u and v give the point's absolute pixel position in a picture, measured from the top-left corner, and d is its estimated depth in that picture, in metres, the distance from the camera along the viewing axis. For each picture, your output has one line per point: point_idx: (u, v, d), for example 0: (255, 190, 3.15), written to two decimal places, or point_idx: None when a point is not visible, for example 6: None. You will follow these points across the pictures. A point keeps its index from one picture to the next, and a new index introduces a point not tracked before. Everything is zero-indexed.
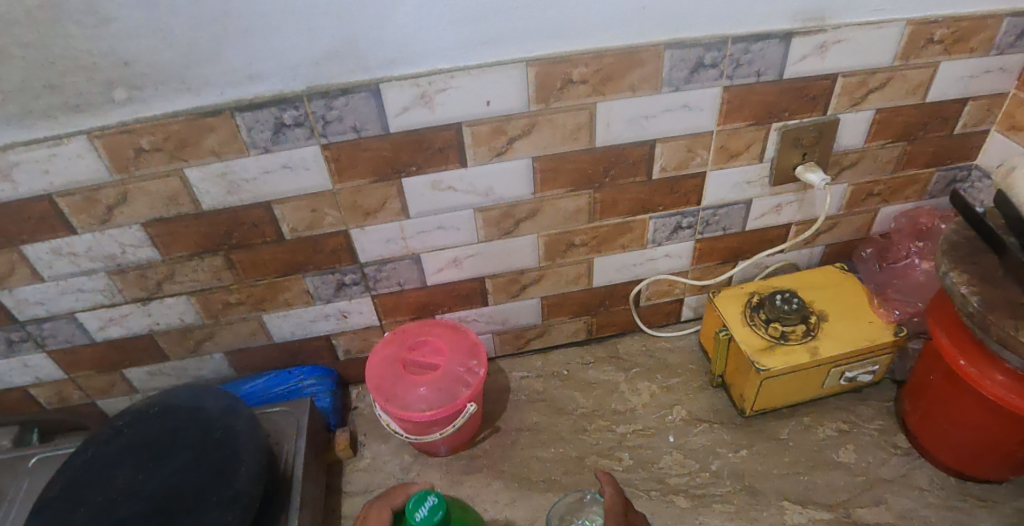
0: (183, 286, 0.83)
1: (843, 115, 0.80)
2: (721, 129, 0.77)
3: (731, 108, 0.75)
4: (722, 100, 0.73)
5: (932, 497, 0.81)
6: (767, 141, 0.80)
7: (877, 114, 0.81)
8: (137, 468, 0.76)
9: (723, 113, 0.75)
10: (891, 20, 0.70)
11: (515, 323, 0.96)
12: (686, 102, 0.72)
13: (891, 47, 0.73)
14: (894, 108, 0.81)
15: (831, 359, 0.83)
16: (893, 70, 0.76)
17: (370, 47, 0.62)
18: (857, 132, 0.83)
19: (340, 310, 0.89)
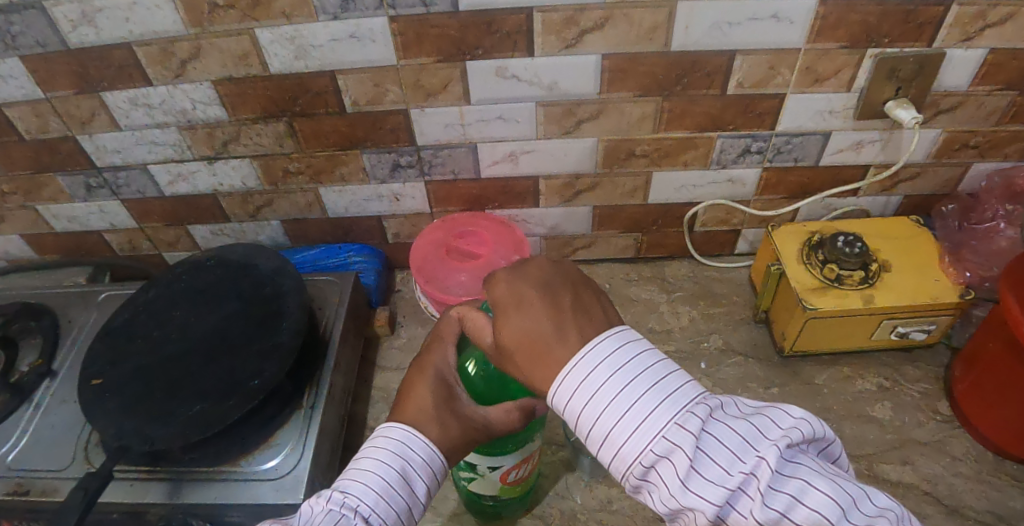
0: (246, 149, 0.85)
1: (951, 49, 0.69)
2: (809, 47, 0.68)
3: (825, 25, 0.66)
4: (816, 15, 0.65)
5: (964, 467, 0.78)
6: (859, 69, 0.71)
7: (990, 54, 0.70)
8: (193, 310, 0.84)
9: (814, 30, 0.67)
10: None
11: (564, 229, 0.95)
12: (776, 11, 0.64)
13: None
14: (1013, 51, 0.70)
15: (885, 310, 0.79)
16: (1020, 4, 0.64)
17: None
18: (963, 73, 0.73)
19: (394, 193, 0.90)
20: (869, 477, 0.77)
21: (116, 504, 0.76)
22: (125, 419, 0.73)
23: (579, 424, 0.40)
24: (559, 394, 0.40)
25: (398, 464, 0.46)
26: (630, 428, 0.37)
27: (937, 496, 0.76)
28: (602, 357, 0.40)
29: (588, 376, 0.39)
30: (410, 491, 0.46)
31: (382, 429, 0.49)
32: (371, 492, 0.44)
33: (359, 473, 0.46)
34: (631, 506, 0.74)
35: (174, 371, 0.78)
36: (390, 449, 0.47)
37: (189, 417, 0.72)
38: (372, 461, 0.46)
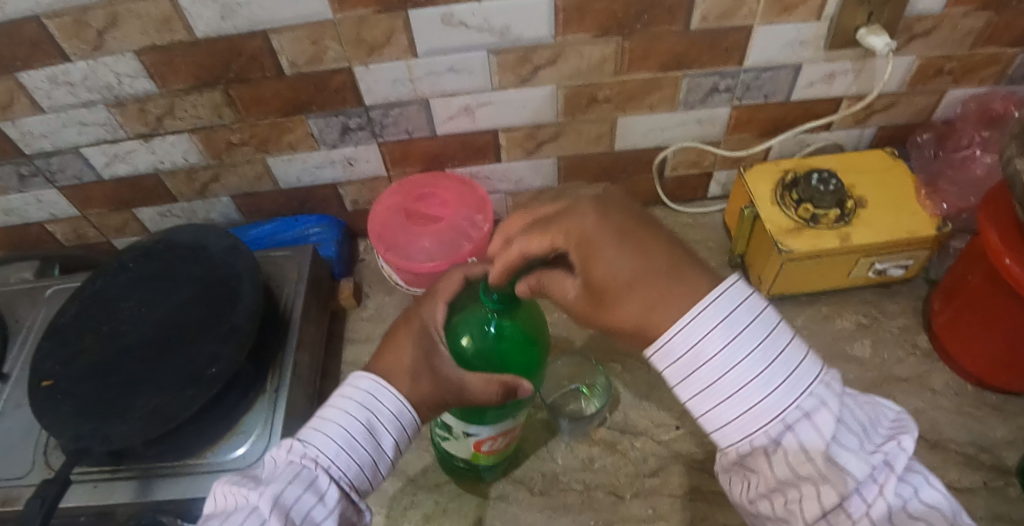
0: (184, 123, 0.79)
1: None
2: None
3: None
4: None
5: (945, 400, 0.78)
6: None
7: None
8: (142, 300, 0.79)
9: None
10: None
11: (530, 183, 0.91)
12: None
13: None
14: None
15: (862, 247, 0.76)
16: None
17: None
18: None
19: (347, 158, 0.85)
20: None
21: (81, 506, 0.73)
22: (80, 420, 0.69)
23: (690, 370, 0.36)
24: (678, 341, 0.36)
25: (362, 415, 0.47)
26: (760, 379, 0.35)
27: (919, 431, 0.76)
28: (738, 306, 0.35)
29: (723, 319, 0.35)
30: (375, 443, 0.47)
31: (350, 382, 0.49)
32: (334, 441, 0.45)
33: (322, 423, 0.46)
34: (613, 463, 0.73)
35: (128, 366, 0.74)
36: (358, 401, 0.48)
37: (147, 412, 0.69)
38: (336, 411, 0.47)
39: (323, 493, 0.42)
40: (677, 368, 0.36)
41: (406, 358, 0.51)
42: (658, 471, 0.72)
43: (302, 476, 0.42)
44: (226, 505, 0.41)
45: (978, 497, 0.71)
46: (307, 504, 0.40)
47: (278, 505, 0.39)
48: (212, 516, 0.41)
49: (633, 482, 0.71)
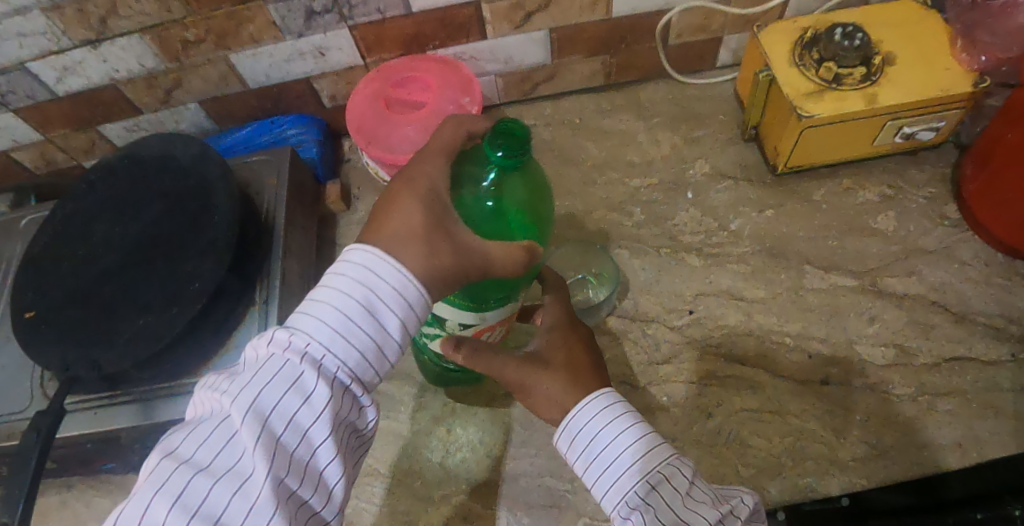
0: (131, 21, 0.70)
1: None
2: None
3: None
4: None
5: (973, 272, 0.73)
6: None
7: None
8: (114, 220, 0.73)
9: None
10: None
11: (520, 62, 0.81)
12: None
13: None
14: None
15: (891, 109, 0.69)
16: None
17: None
18: None
19: (316, 47, 0.76)
20: (875, 294, 0.72)
21: (84, 435, 0.68)
22: (67, 348, 0.65)
23: (578, 448, 0.45)
24: (571, 421, 0.46)
25: (355, 293, 0.38)
26: (618, 471, 0.42)
27: (946, 305, 0.71)
28: (611, 407, 0.45)
29: (602, 418, 0.45)
30: (374, 323, 0.39)
31: (346, 249, 0.40)
32: (320, 330, 0.38)
33: (313, 305, 0.39)
34: (624, 352, 0.70)
35: (107, 288, 0.68)
36: (350, 276, 0.39)
37: (133, 332, 0.64)
38: (328, 288, 0.39)
39: (310, 393, 0.37)
40: (573, 450, 0.45)
41: (411, 220, 0.41)
42: (670, 359, 0.69)
43: (283, 375, 0.37)
44: (213, 404, 0.39)
45: (1003, 370, 0.66)
46: (286, 410, 0.36)
47: (249, 417, 0.35)
48: (205, 412, 0.39)
49: (646, 371, 0.68)
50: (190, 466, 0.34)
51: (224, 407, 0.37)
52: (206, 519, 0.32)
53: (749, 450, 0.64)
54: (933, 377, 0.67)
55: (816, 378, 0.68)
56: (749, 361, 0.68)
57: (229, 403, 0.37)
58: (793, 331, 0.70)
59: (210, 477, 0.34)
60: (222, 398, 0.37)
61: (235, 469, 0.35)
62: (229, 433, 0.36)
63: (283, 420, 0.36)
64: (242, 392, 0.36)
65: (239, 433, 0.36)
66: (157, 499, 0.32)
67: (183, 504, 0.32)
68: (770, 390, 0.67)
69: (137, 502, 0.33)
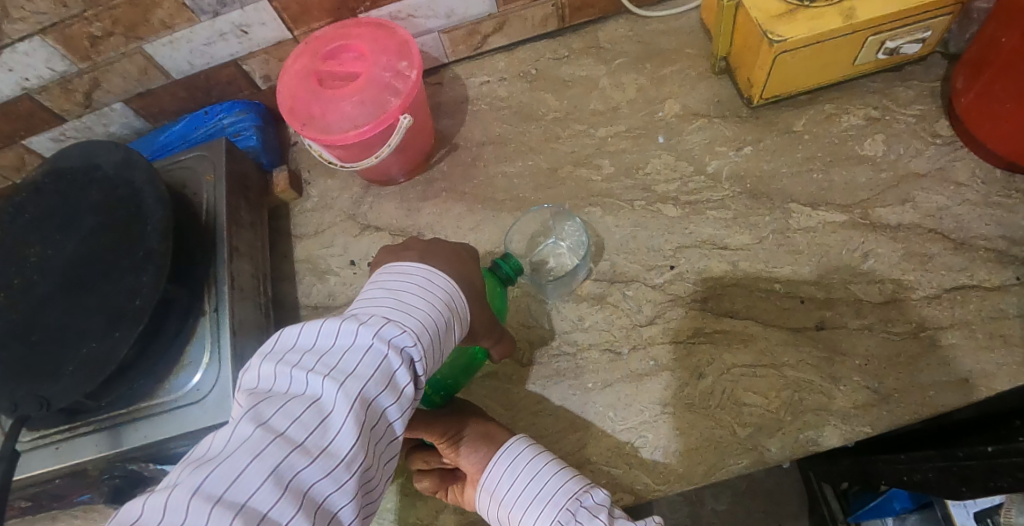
0: (26, 23, 0.63)
1: None
2: None
3: None
4: None
5: (970, 193, 0.67)
6: None
7: None
8: (46, 242, 0.67)
9: None
10: None
11: (464, 14, 0.74)
12: None
13: None
14: None
15: (870, 23, 0.63)
16: None
17: None
18: None
19: (237, 25, 0.69)
20: (866, 226, 0.67)
21: (50, 471, 0.64)
22: (11, 386, 0.60)
23: (508, 493, 0.50)
24: (485, 484, 0.52)
25: (443, 310, 0.44)
26: (543, 504, 0.47)
27: (942, 231, 0.66)
28: (529, 450, 0.53)
29: (523, 461, 0.51)
30: (448, 339, 0.44)
31: (432, 271, 0.46)
32: (418, 335, 0.41)
33: (407, 308, 0.42)
34: (605, 318, 0.65)
35: (48, 317, 0.63)
36: (440, 294, 0.45)
37: (79, 363, 0.60)
38: (422, 299, 0.43)
39: (398, 392, 0.39)
40: (503, 496, 0.50)
41: (470, 276, 0.50)
42: (654, 319, 0.65)
43: (383, 369, 0.38)
44: (284, 379, 0.37)
45: (1009, 296, 0.62)
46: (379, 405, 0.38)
47: (354, 404, 0.36)
48: (268, 389, 0.37)
49: (630, 336, 0.64)
50: (285, 441, 0.33)
51: (313, 386, 0.36)
52: (297, 496, 0.31)
53: (745, 409, 0.60)
54: (934, 310, 0.62)
55: (811, 323, 0.63)
56: (738, 313, 0.64)
57: (324, 383, 0.36)
58: (783, 276, 0.65)
59: (307, 454, 0.33)
60: (312, 376, 0.36)
61: (330, 450, 0.34)
62: (323, 413, 0.35)
63: (377, 413, 0.37)
64: (343, 378, 0.36)
65: (335, 415, 0.35)
66: (253, 467, 0.31)
67: (279, 477, 0.31)
68: (762, 342, 0.63)
69: (225, 469, 0.30)
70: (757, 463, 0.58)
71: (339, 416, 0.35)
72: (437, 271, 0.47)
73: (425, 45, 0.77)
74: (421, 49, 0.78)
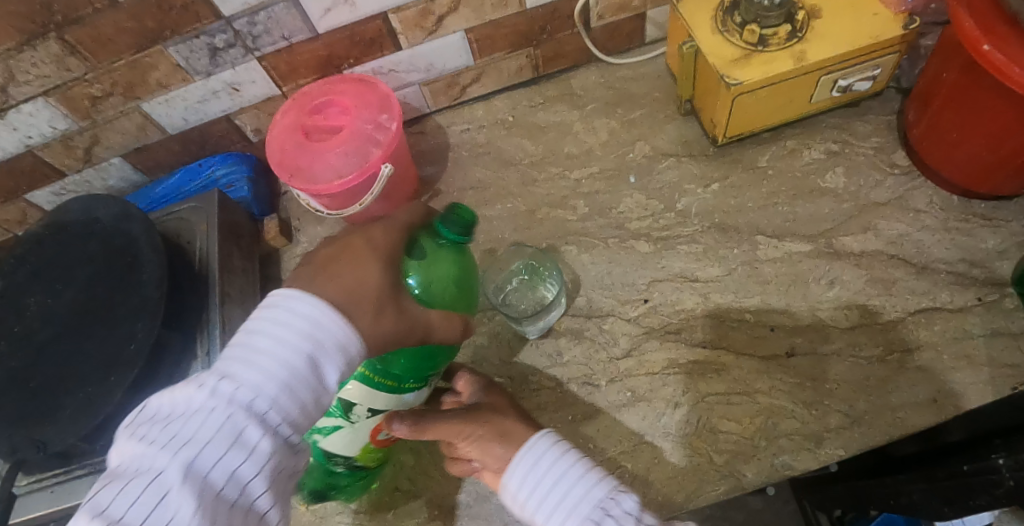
0: (31, 86, 0.68)
1: None
2: None
3: None
4: None
5: (929, 219, 0.71)
6: None
7: None
8: (46, 291, 0.70)
9: None
10: None
11: (443, 68, 0.78)
12: None
13: None
14: None
15: (820, 64, 0.67)
16: None
17: None
18: None
19: (229, 84, 0.74)
20: (831, 255, 0.70)
21: (46, 514, 0.66)
22: (11, 430, 0.63)
23: (529, 482, 0.43)
24: (510, 470, 0.44)
25: (299, 343, 0.35)
26: (569, 509, 0.40)
27: (905, 257, 0.69)
28: (556, 451, 0.44)
29: (548, 462, 0.44)
30: (318, 373, 0.35)
31: (294, 301, 0.36)
32: (260, 386, 0.33)
33: (246, 360, 0.34)
34: (583, 353, 0.68)
35: (48, 363, 0.66)
36: (295, 330, 0.35)
37: (77, 406, 0.62)
38: (267, 348, 0.34)
39: (262, 441, 0.33)
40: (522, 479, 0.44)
41: (370, 281, 0.43)
42: (631, 352, 0.67)
43: (238, 421, 0.32)
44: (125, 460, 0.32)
45: (971, 316, 0.65)
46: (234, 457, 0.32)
47: (194, 474, 0.30)
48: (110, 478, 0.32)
49: (608, 369, 0.67)
50: None
51: (148, 462, 0.30)
52: None
53: (721, 436, 0.62)
54: (899, 334, 0.65)
55: (781, 350, 0.66)
56: (711, 343, 0.67)
57: (159, 460, 0.30)
58: (753, 305, 0.68)
59: None
60: (146, 454, 0.31)
61: None
62: (157, 492, 0.29)
63: (233, 472, 0.31)
64: (185, 442, 0.31)
65: (172, 491, 0.29)
66: None
67: None
68: (735, 371, 0.65)
69: None
70: (735, 489, 0.59)
71: (180, 483, 0.29)
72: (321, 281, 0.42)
73: (407, 97, 0.81)
74: (404, 101, 0.82)
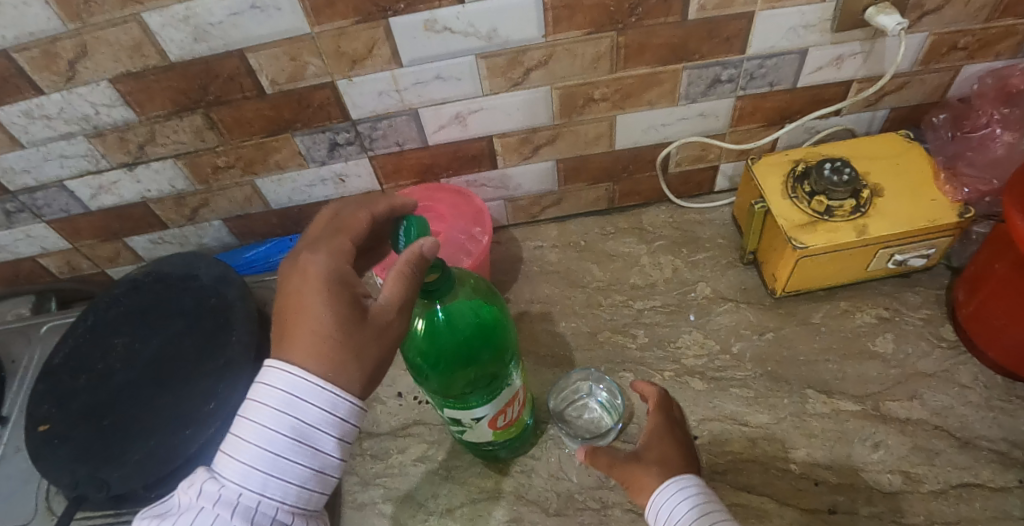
0: (167, 149, 0.76)
1: (858, 113, 0.83)
2: (732, 130, 0.82)
3: (743, 114, 0.79)
4: (734, 109, 0.78)
5: (974, 395, 0.73)
6: (805, 59, 0.72)
7: (930, 38, 0.71)
8: (135, 334, 0.75)
9: (734, 118, 0.80)
10: (917, 32, 0.70)
11: (528, 189, 0.88)
12: (701, 111, 0.78)
13: (912, 55, 0.74)
14: (952, 31, 0.71)
15: (881, 239, 0.72)
16: (910, 75, 0.77)
17: (455, 25, 0.62)
18: (865, 130, 0.87)
19: (338, 175, 0.83)
20: (877, 418, 0.73)
21: None
22: (78, 465, 0.65)
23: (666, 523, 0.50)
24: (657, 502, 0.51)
25: (285, 426, 0.37)
26: None
27: (948, 429, 0.71)
28: (689, 500, 0.49)
29: (684, 505, 0.49)
30: (310, 449, 0.38)
31: (292, 376, 0.37)
32: (247, 476, 0.37)
33: (227, 453, 0.38)
34: None
35: (124, 405, 0.70)
36: (275, 405, 0.37)
37: (145, 454, 0.65)
38: (250, 434, 0.37)
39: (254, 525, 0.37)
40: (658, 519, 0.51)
41: (313, 323, 0.38)
42: None
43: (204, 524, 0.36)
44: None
45: (1013, 498, 0.66)
46: None
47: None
48: None
49: None
50: None
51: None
52: None
53: None
54: (941, 506, 0.66)
55: (823, 506, 0.67)
56: (755, 489, 0.69)
57: None
58: (799, 457, 0.71)
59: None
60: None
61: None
62: None
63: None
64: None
65: None
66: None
67: None
68: (777, 519, 0.67)
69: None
70: None
71: None
72: (284, 335, 0.39)
73: (491, 209, 0.92)
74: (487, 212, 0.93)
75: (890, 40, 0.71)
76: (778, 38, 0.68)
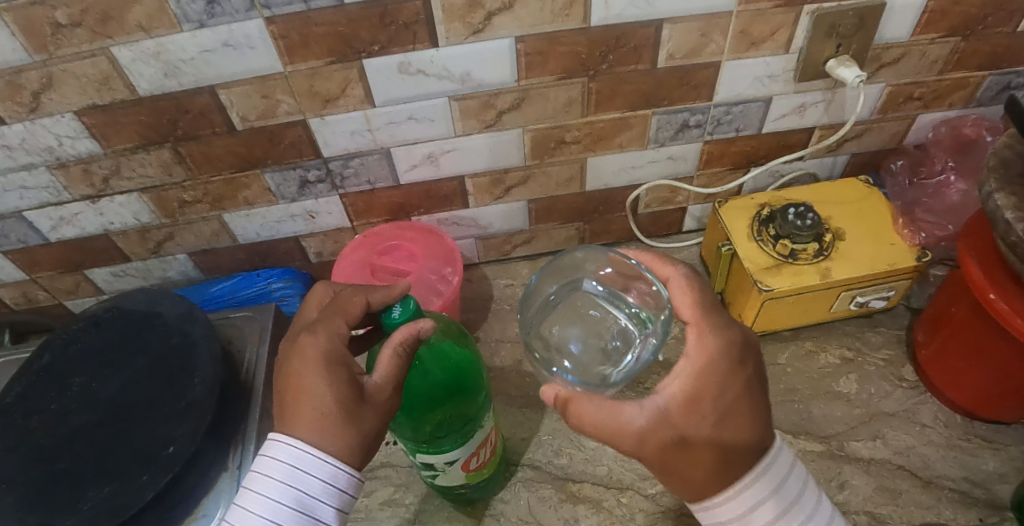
0: (132, 182, 0.74)
1: (820, 158, 0.85)
2: (700, 172, 0.84)
3: (711, 157, 0.81)
4: (702, 152, 0.80)
5: (934, 435, 0.75)
6: (770, 106, 0.74)
7: (887, 88, 0.74)
8: (92, 374, 0.72)
9: (702, 162, 0.82)
10: (875, 83, 0.73)
11: (500, 228, 0.89)
12: (670, 154, 0.79)
13: (871, 104, 0.77)
14: (908, 82, 0.74)
15: (843, 282, 0.74)
16: (869, 123, 0.80)
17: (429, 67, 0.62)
18: (827, 174, 0.89)
19: (308, 211, 0.82)
20: (841, 458, 0.74)
21: None
22: (25, 513, 0.62)
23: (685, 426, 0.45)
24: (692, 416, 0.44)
25: (287, 496, 0.40)
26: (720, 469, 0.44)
27: (911, 469, 0.73)
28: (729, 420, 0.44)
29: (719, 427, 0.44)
30: (311, 518, 0.41)
31: (298, 452, 0.40)
32: None
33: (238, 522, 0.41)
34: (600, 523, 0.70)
35: (78, 448, 0.67)
36: (280, 476, 0.40)
37: (100, 501, 0.62)
38: (259, 506, 0.40)
39: None
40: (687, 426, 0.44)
41: (315, 403, 0.41)
42: None
43: None
44: None
45: None
46: None
47: None
48: None
49: None
50: None
51: None
52: None
53: None
54: None
55: None
56: None
57: None
58: None
59: None
60: None
61: None
62: None
63: None
64: None
65: None
66: None
67: None
68: None
69: None
70: None
71: None
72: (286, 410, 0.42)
73: (462, 247, 0.92)
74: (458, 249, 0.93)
75: (850, 90, 0.73)
76: (745, 85, 0.71)
